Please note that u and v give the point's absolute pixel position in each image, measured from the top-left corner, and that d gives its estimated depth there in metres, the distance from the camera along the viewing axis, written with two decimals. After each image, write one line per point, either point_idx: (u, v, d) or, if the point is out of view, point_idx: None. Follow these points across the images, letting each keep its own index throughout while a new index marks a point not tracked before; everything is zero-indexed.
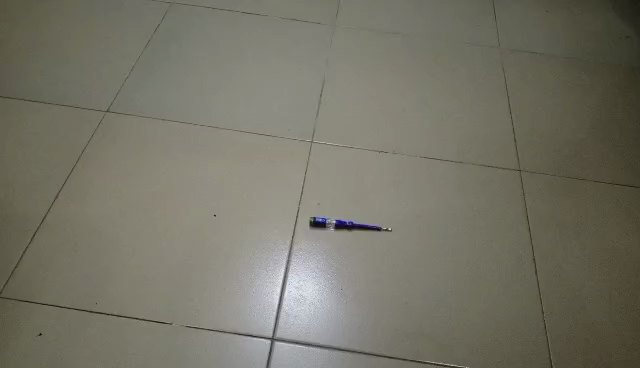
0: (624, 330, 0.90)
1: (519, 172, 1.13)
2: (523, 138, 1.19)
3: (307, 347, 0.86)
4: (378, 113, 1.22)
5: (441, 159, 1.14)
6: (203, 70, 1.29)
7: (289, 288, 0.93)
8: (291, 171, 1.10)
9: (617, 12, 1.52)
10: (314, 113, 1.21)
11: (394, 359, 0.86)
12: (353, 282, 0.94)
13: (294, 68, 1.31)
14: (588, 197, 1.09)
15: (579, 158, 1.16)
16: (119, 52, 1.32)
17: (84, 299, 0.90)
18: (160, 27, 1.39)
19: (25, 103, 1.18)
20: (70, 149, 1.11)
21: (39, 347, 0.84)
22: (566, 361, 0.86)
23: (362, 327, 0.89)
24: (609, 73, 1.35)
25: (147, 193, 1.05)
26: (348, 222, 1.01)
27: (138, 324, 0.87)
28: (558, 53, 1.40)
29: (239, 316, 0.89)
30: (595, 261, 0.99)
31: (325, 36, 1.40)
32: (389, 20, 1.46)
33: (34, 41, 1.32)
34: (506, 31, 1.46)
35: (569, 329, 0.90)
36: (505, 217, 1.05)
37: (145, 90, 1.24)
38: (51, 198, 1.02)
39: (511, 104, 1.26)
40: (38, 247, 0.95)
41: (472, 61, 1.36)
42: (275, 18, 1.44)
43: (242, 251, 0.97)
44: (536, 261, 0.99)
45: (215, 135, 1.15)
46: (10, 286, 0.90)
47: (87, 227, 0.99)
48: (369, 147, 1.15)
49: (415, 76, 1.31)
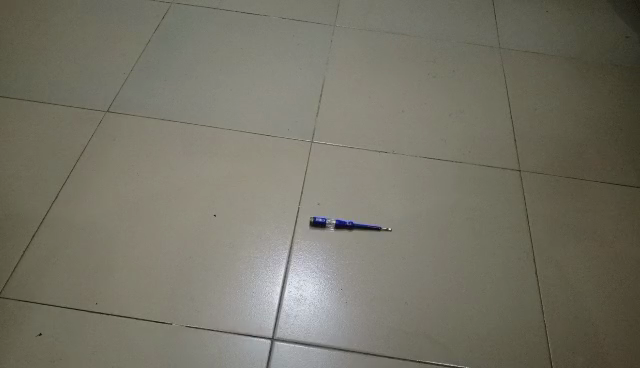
0: (624, 329, 0.90)
1: (519, 172, 1.13)
2: (523, 138, 1.19)
3: (307, 347, 0.86)
4: (378, 113, 1.22)
5: (441, 158, 1.14)
6: (203, 70, 1.29)
7: (289, 288, 0.93)
8: (291, 171, 1.10)
9: (618, 12, 1.52)
10: (314, 113, 1.21)
11: (394, 359, 0.86)
12: (353, 282, 0.94)
13: (294, 68, 1.31)
14: (589, 197, 1.09)
15: (579, 158, 1.16)
16: (119, 52, 1.32)
17: (84, 299, 0.90)
18: (160, 27, 1.39)
19: (25, 104, 1.18)
20: (69, 149, 1.11)
21: (39, 347, 0.84)
22: (566, 360, 0.87)
23: (362, 327, 0.89)
24: (609, 73, 1.35)
25: (147, 192, 1.05)
26: (348, 222, 1.01)
27: (138, 324, 0.87)
28: (558, 53, 1.40)
29: (239, 316, 0.89)
30: (595, 261, 0.99)
31: (326, 36, 1.40)
32: (390, 20, 1.46)
33: (34, 41, 1.32)
34: (506, 31, 1.45)
35: (569, 329, 0.90)
36: (505, 217, 1.05)
37: (144, 90, 1.24)
38: (51, 199, 1.02)
39: (511, 104, 1.26)
40: (38, 247, 0.95)
41: (472, 61, 1.36)
42: (275, 18, 1.44)
43: (242, 250, 0.97)
44: (536, 261, 0.99)
45: (215, 136, 1.15)
46: (10, 286, 0.90)
47: (87, 227, 0.99)
48: (369, 147, 1.15)
49: (415, 77, 1.31)
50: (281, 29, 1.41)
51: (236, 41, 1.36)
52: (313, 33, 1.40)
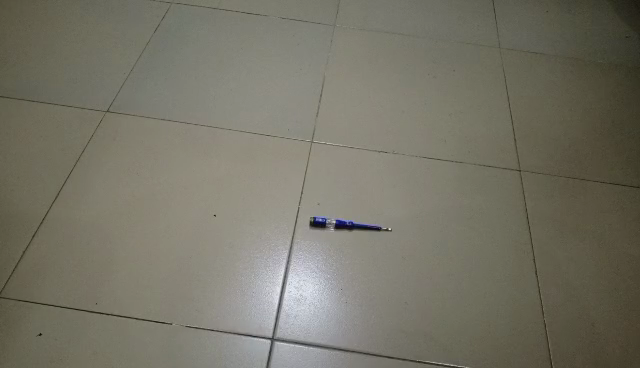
0: (624, 329, 0.91)
1: (519, 172, 1.13)
2: (524, 138, 1.19)
3: (307, 347, 0.86)
4: (378, 113, 1.22)
5: (441, 158, 1.14)
6: (203, 70, 1.29)
7: (289, 288, 0.93)
8: (290, 171, 1.10)
9: (618, 12, 1.52)
10: (315, 113, 1.21)
11: (394, 359, 0.86)
12: (353, 281, 0.94)
13: (294, 68, 1.31)
14: (589, 197, 1.09)
15: (579, 158, 1.16)
16: (119, 52, 1.31)
17: (84, 299, 0.90)
18: (160, 27, 1.39)
19: (25, 104, 1.18)
20: (69, 149, 1.11)
21: (38, 347, 0.84)
22: (566, 361, 0.87)
23: (362, 327, 0.89)
24: (609, 73, 1.35)
25: (146, 192, 1.04)
26: (348, 222, 1.01)
27: (139, 324, 0.87)
28: (558, 53, 1.40)
29: (239, 316, 0.89)
30: (595, 261, 0.99)
31: (326, 36, 1.40)
32: (390, 20, 1.46)
33: (34, 41, 1.32)
34: (506, 31, 1.45)
35: (569, 329, 0.90)
36: (504, 217, 1.05)
37: (144, 90, 1.23)
38: (52, 199, 1.02)
39: (512, 104, 1.26)
40: (38, 247, 0.95)
41: (472, 61, 1.36)
42: (275, 18, 1.44)
43: (242, 250, 0.97)
44: (536, 262, 0.99)
45: (215, 136, 1.15)
46: (10, 286, 0.90)
47: (87, 227, 0.99)
48: (369, 147, 1.15)
49: (414, 77, 1.31)
50: (281, 29, 1.41)
51: (235, 41, 1.36)
52: (313, 33, 1.40)
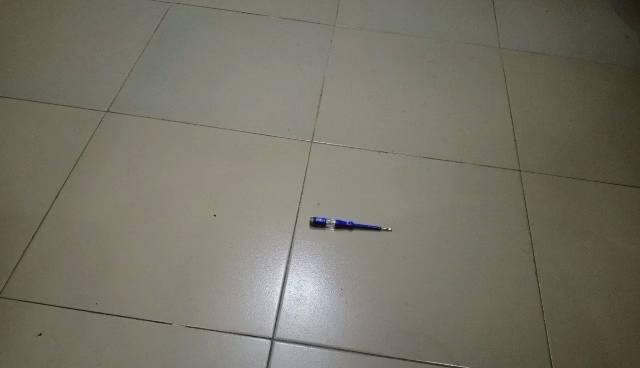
0: (623, 329, 0.91)
1: (520, 172, 1.13)
2: (523, 138, 1.19)
3: (306, 347, 0.86)
4: (377, 113, 1.22)
5: (441, 159, 1.14)
6: (203, 70, 1.29)
7: (288, 288, 0.93)
8: (290, 171, 1.10)
9: (618, 13, 1.52)
10: (314, 113, 1.21)
11: (394, 359, 0.86)
12: (353, 281, 0.94)
13: (294, 67, 1.31)
14: (589, 197, 1.09)
15: (579, 158, 1.16)
16: (118, 52, 1.32)
17: (84, 299, 0.90)
18: (160, 27, 1.39)
19: (26, 103, 1.18)
20: (69, 149, 1.11)
21: (38, 347, 0.84)
22: (565, 360, 0.87)
23: (362, 327, 0.89)
24: (609, 73, 1.35)
25: (146, 192, 1.05)
26: (348, 222, 1.01)
27: (139, 323, 0.87)
28: (557, 53, 1.40)
29: (239, 316, 0.89)
30: (595, 261, 0.99)
31: (326, 36, 1.39)
32: (389, 20, 1.46)
33: (34, 41, 1.32)
34: (506, 31, 1.46)
35: (568, 329, 0.90)
36: (504, 217, 1.05)
37: (143, 90, 1.23)
38: (52, 200, 1.02)
39: (511, 104, 1.26)
40: (38, 248, 0.95)
41: (472, 61, 1.36)
42: (275, 18, 1.44)
43: (242, 250, 0.97)
44: (536, 262, 0.99)
45: (214, 136, 1.15)
46: (10, 285, 0.90)
47: (87, 227, 0.99)
48: (369, 147, 1.15)
49: (413, 76, 1.31)
50: (281, 29, 1.40)
51: (235, 42, 1.36)
52: (314, 33, 1.40)
